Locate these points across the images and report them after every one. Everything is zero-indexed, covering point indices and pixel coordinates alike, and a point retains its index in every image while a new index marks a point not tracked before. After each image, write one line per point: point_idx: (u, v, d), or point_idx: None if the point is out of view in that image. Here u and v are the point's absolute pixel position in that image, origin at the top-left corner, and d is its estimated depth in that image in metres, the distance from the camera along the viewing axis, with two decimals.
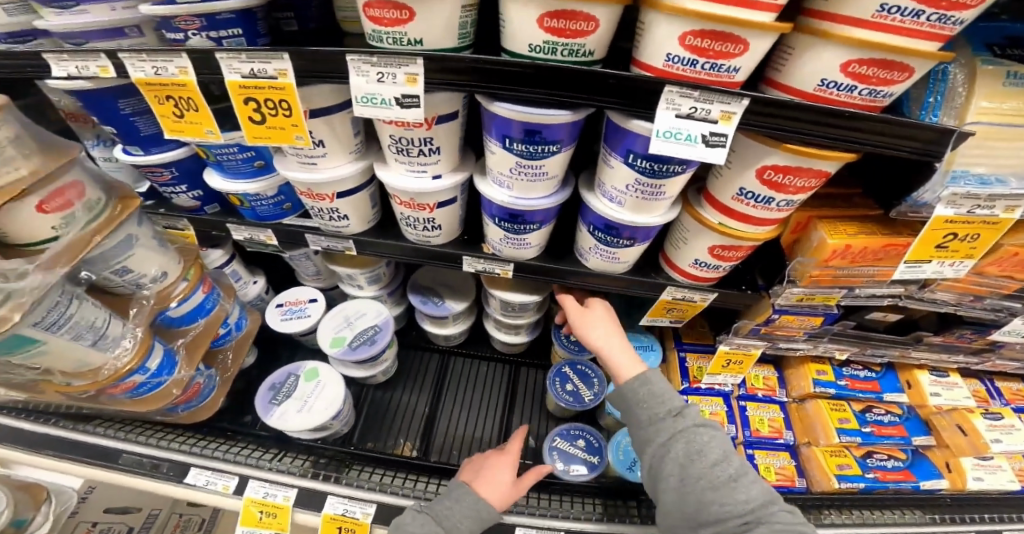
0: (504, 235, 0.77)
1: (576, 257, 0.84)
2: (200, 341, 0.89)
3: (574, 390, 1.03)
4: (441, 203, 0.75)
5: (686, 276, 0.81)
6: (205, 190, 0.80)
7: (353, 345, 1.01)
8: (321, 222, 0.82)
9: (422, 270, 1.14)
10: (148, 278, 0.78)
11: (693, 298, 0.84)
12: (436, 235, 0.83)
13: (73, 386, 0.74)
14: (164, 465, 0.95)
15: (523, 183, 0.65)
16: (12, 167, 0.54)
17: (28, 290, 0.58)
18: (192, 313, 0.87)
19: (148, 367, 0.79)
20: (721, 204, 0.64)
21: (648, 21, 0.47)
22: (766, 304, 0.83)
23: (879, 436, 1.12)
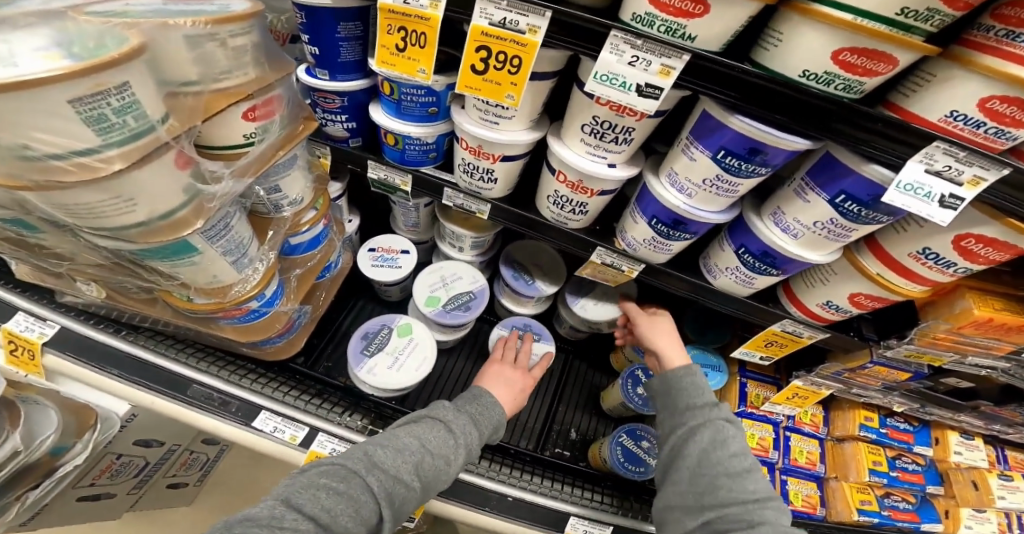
0: (651, 236, 0.78)
1: (704, 271, 0.86)
2: (308, 276, 0.89)
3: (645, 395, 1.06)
4: (603, 192, 0.75)
5: (805, 313, 0.84)
6: (359, 123, 0.84)
7: (449, 309, 1.01)
8: (465, 178, 0.84)
9: (517, 244, 1.17)
10: (288, 201, 0.75)
11: (801, 333, 0.88)
12: (577, 219, 0.83)
13: (194, 304, 0.71)
14: (233, 405, 0.85)
15: (708, 194, 0.66)
16: (243, 72, 0.55)
17: (218, 195, 0.57)
18: (308, 242, 0.85)
19: (264, 296, 0.77)
20: (889, 258, 0.66)
21: (944, 76, 0.45)
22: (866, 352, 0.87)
23: (902, 480, 1.22)
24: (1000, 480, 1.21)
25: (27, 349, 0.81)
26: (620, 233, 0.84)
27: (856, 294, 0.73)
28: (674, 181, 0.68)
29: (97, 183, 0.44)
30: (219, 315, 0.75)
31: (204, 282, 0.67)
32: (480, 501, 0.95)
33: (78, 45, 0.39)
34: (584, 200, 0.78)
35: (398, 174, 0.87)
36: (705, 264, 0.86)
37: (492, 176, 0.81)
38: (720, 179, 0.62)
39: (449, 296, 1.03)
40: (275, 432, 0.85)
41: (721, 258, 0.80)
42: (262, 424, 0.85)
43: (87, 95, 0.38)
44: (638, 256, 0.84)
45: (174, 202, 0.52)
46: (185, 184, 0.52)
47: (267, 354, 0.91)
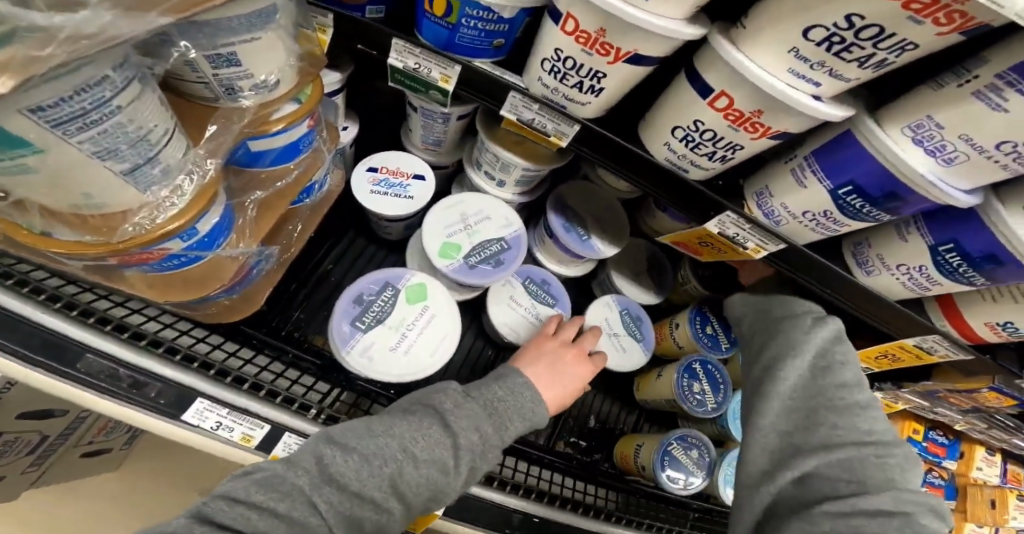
0: (820, 211, 0.52)
1: (851, 261, 0.61)
2: (278, 203, 0.56)
3: (700, 394, 0.89)
4: (779, 134, 0.48)
5: (957, 330, 0.62)
6: None
7: (475, 264, 0.72)
8: (553, 83, 0.54)
9: (570, 183, 0.86)
10: (250, 82, 0.42)
11: (933, 350, 0.67)
12: (709, 167, 0.56)
13: (61, 242, 0.40)
14: (151, 389, 0.59)
15: (987, 162, 0.40)
16: None
17: (86, 44, 0.25)
18: (282, 152, 0.52)
19: (196, 232, 0.45)
20: None
21: None
22: (992, 384, 0.70)
23: (928, 495, 1.06)
24: None
25: None
26: (758, 195, 0.58)
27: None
28: (931, 141, 0.41)
29: None
30: (112, 259, 0.44)
31: (69, 206, 0.36)
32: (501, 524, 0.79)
33: None
34: (740, 144, 0.50)
35: (438, 70, 0.55)
36: (854, 253, 0.60)
37: (600, 84, 0.51)
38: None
39: (473, 245, 0.73)
40: (219, 430, 0.63)
41: (895, 252, 0.55)
42: (197, 419, 0.61)
43: None
44: (783, 236, 0.58)
45: None
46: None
47: (209, 316, 0.61)
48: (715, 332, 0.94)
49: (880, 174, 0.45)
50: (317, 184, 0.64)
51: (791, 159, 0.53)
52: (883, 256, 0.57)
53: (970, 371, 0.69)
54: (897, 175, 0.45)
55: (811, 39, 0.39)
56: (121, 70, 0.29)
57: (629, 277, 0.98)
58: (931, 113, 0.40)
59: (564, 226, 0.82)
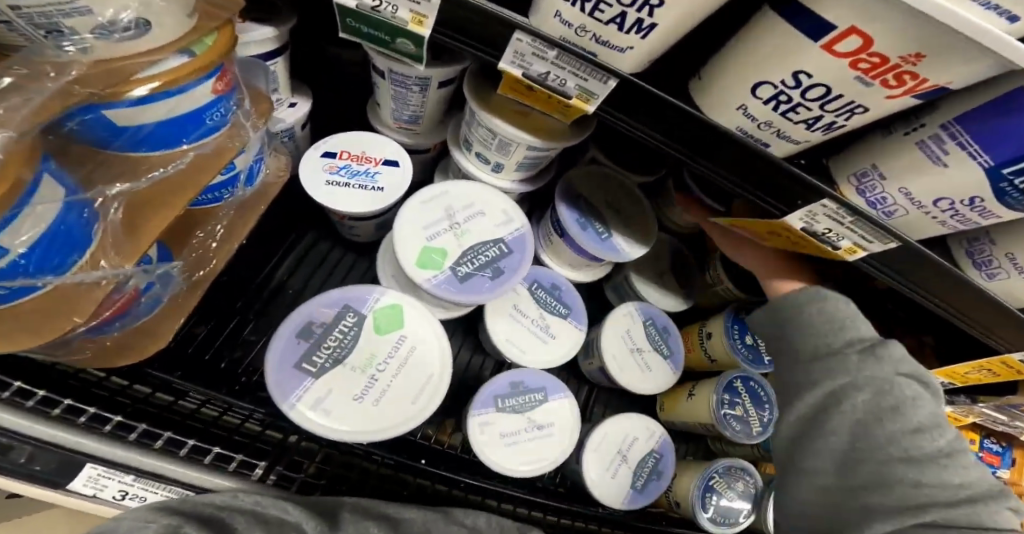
0: (954, 207, 0.42)
1: (965, 262, 0.53)
2: (173, 198, 0.41)
3: (743, 416, 0.87)
4: (926, 90, 0.32)
5: None
6: None
7: (466, 276, 0.55)
8: (567, 17, 0.35)
9: (584, 169, 0.72)
10: None
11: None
12: (797, 139, 0.40)
13: None
14: (23, 453, 0.46)
15: None
16: None
17: None
18: (176, 127, 0.38)
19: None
20: None
21: None
22: None
23: None
24: None
25: None
26: (859, 175, 0.46)
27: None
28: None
29: None
30: None
31: None
32: None
33: None
34: (864, 105, 0.34)
35: (407, 7, 0.39)
36: (971, 251, 0.52)
37: (652, 18, 0.33)
38: None
39: (463, 249, 0.56)
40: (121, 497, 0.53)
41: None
42: (90, 486, 0.51)
43: None
44: (895, 233, 0.46)
45: None
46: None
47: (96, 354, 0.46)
48: (754, 342, 0.88)
49: None
50: (246, 170, 0.49)
51: (914, 129, 0.40)
52: (1014, 256, 0.48)
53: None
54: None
55: None
56: None
57: (653, 282, 0.87)
58: None
59: (578, 223, 0.68)
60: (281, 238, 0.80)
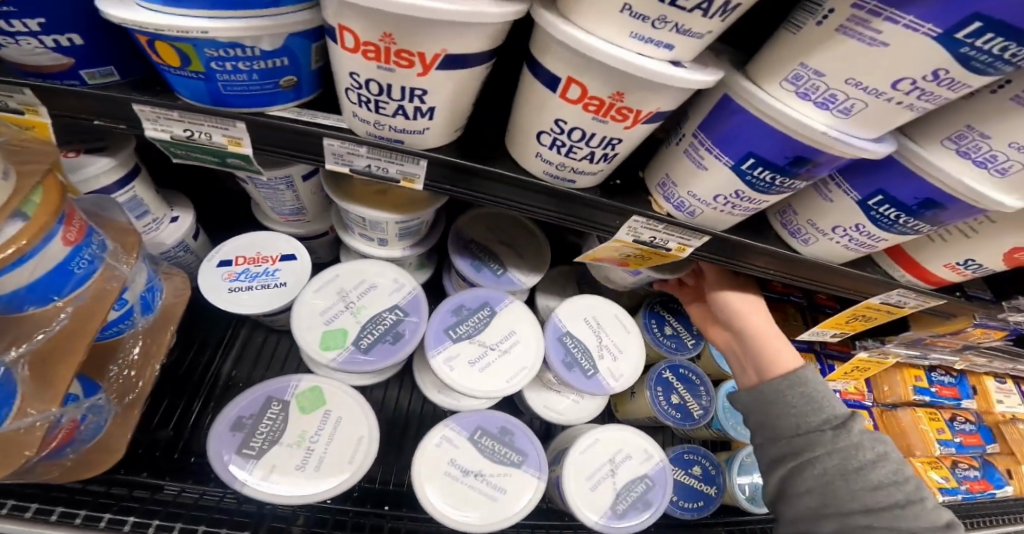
0: (727, 194, 0.45)
1: (782, 232, 0.55)
2: (72, 348, 0.46)
3: (681, 403, 0.83)
4: (654, 117, 0.39)
5: (921, 277, 0.60)
6: (89, 36, 0.35)
7: (369, 347, 0.61)
8: (370, 121, 0.41)
9: (472, 215, 0.76)
10: None
11: (904, 302, 0.65)
12: (591, 173, 0.47)
13: None
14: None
15: (888, 111, 0.33)
16: None
17: None
18: (49, 284, 0.44)
19: None
20: (917, 267, 0.58)
21: None
22: (963, 319, 0.71)
23: (967, 446, 1.11)
24: None
25: None
26: (661, 187, 0.50)
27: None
28: (817, 93, 0.33)
29: None
30: None
31: None
32: None
33: None
34: (615, 136, 0.40)
35: (218, 132, 0.42)
36: (782, 223, 0.54)
37: (427, 104, 0.39)
38: (934, 77, 0.29)
39: (362, 323, 0.62)
40: None
41: (824, 216, 0.49)
42: None
43: None
44: (706, 228, 0.51)
45: None
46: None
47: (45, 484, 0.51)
48: (676, 330, 0.87)
49: (781, 140, 0.37)
50: (139, 302, 0.56)
51: (680, 139, 0.45)
52: (814, 220, 0.51)
53: (954, 314, 0.69)
54: (795, 137, 0.36)
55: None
56: None
57: None
58: (805, 60, 0.33)
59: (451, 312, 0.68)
60: (214, 337, 0.82)
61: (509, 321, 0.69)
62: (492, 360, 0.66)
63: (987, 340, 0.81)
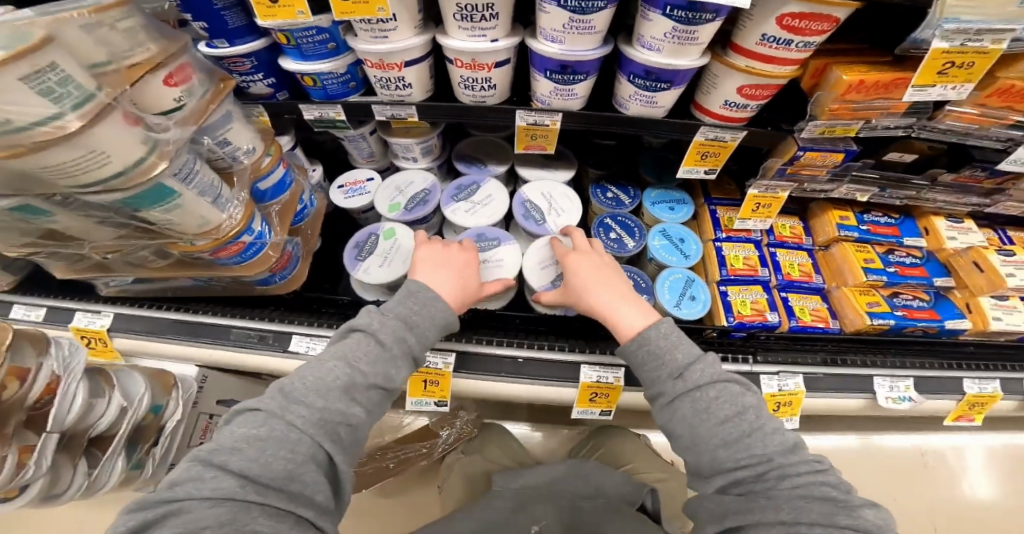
0: (553, 88, 0.91)
1: (616, 106, 0.99)
2: (286, 216, 0.93)
3: (617, 237, 1.21)
4: (497, 63, 0.86)
5: (717, 118, 0.97)
6: (277, 77, 0.88)
7: (411, 207, 1.09)
8: (387, 93, 0.90)
9: (465, 140, 1.22)
10: (243, 150, 0.81)
11: (724, 137, 1.01)
12: (491, 95, 0.94)
13: (194, 248, 0.77)
14: (270, 337, 0.97)
15: (573, 36, 0.78)
16: (142, 47, 0.62)
17: (171, 141, 0.64)
18: (277, 188, 0.91)
19: (254, 229, 0.82)
20: (710, 112, 0.97)
21: None
22: (791, 143, 1.01)
23: (903, 275, 1.27)
24: (1000, 256, 1.24)
25: (97, 339, 0.98)
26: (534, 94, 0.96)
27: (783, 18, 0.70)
28: (550, 37, 0.80)
29: (63, 141, 0.50)
30: (219, 254, 0.80)
31: (196, 226, 0.73)
32: (495, 368, 1.08)
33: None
34: (489, 76, 0.89)
35: (328, 109, 0.92)
36: (615, 101, 0.98)
37: (408, 82, 0.88)
38: (574, 17, 0.74)
39: (408, 199, 1.10)
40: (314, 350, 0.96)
41: (621, 90, 0.94)
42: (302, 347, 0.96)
43: (32, 74, 0.45)
44: (554, 108, 0.97)
45: (138, 154, 0.58)
46: (141, 136, 0.58)
47: (281, 289, 0.99)
48: (615, 195, 1.29)
49: (551, 60, 0.84)
50: (309, 204, 1.04)
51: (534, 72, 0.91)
52: (621, 96, 0.95)
53: (773, 143, 1.01)
54: (551, 58, 0.83)
55: (460, 17, 0.77)
56: (182, 168, 0.66)
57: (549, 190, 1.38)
58: (541, 24, 0.79)
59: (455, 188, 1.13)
60: None
61: (490, 188, 1.13)
62: (480, 209, 1.10)
63: (838, 164, 1.10)
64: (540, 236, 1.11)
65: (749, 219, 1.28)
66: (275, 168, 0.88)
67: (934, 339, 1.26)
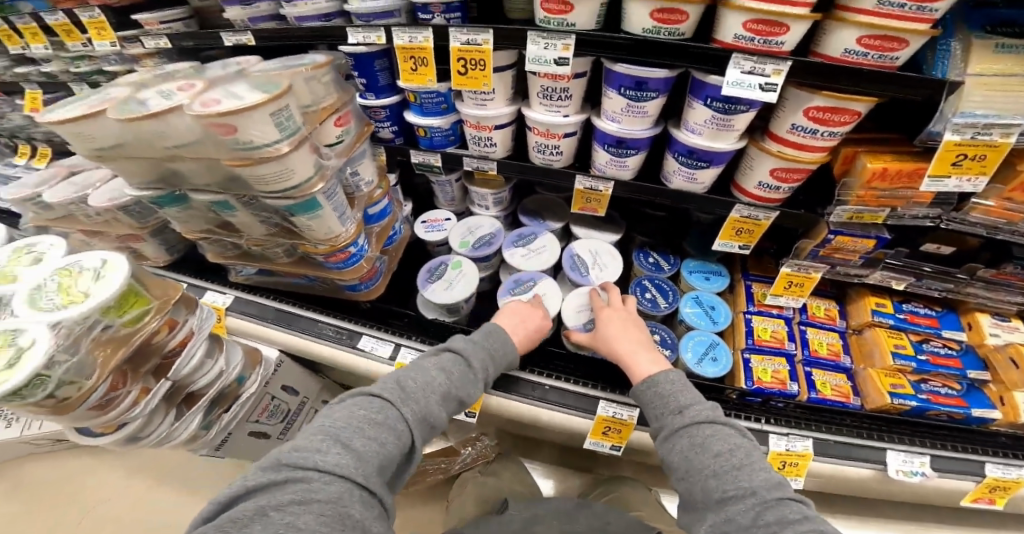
0: (609, 158, 1.07)
1: (661, 179, 1.14)
2: (382, 237, 1.12)
3: (652, 297, 1.31)
4: (566, 134, 1.05)
5: (753, 197, 1.07)
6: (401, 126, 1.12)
7: (479, 246, 1.24)
8: (476, 148, 1.11)
9: (531, 198, 1.41)
10: (364, 181, 1.02)
11: (758, 216, 1.09)
12: (558, 159, 1.13)
13: (315, 249, 0.98)
14: (347, 336, 1.15)
15: (630, 118, 0.96)
16: (326, 97, 0.89)
17: (331, 168, 0.89)
18: (378, 215, 1.10)
19: (359, 243, 1.02)
20: (747, 191, 1.06)
21: (722, 15, 0.76)
22: (823, 225, 1.10)
23: (935, 364, 1.27)
24: None
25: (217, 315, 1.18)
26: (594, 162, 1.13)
27: (809, 110, 0.82)
28: (611, 116, 0.98)
29: (275, 158, 0.76)
30: (329, 258, 1.00)
31: (323, 233, 0.94)
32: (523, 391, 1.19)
33: (265, 86, 0.74)
34: (558, 144, 1.08)
35: (429, 157, 1.14)
36: (661, 175, 1.13)
37: (495, 143, 1.09)
38: (631, 101, 0.93)
39: (477, 239, 1.26)
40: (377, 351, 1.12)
41: (668, 165, 1.08)
42: (369, 347, 1.12)
43: (275, 111, 0.72)
44: (608, 175, 1.12)
45: (308, 174, 0.83)
46: (314, 163, 0.84)
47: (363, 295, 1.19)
48: (656, 260, 1.41)
49: (609, 134, 1.01)
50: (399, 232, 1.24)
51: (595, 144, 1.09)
52: (669, 170, 1.08)
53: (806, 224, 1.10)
54: (608, 132, 1.01)
55: (543, 96, 0.98)
56: (331, 193, 0.90)
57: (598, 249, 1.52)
58: (604, 106, 0.97)
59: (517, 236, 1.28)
60: None
61: (548, 239, 1.28)
62: (535, 255, 1.24)
63: (871, 250, 1.16)
64: (582, 285, 1.23)
65: (783, 296, 1.35)
66: (382, 200, 1.08)
67: (961, 426, 1.25)
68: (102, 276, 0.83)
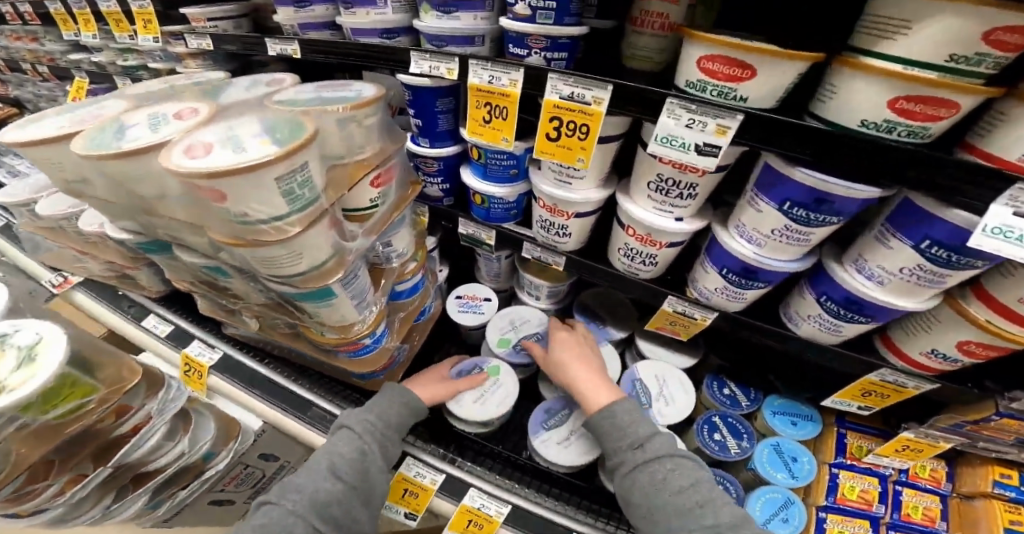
0: (723, 286, 0.75)
1: (784, 319, 0.81)
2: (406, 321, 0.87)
3: (721, 440, 0.96)
4: (672, 243, 0.74)
5: (907, 363, 0.76)
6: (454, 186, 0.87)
7: (520, 347, 0.97)
8: (543, 234, 0.83)
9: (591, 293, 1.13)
10: (396, 252, 0.78)
11: (905, 384, 0.78)
12: (647, 270, 0.79)
13: (319, 336, 0.74)
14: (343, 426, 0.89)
15: (778, 244, 0.64)
16: (362, 148, 0.64)
17: (355, 248, 0.65)
18: (409, 291, 0.86)
19: (376, 334, 0.77)
20: (906, 356, 0.75)
21: (1018, 119, 0.43)
22: (992, 407, 0.79)
23: None
24: None
25: (197, 371, 0.95)
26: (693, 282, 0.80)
27: None
28: (747, 235, 0.66)
29: (281, 242, 0.52)
30: (336, 348, 0.76)
31: (334, 320, 0.70)
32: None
33: (279, 132, 0.50)
34: (653, 253, 0.75)
35: (482, 232, 0.88)
36: (784, 313, 0.81)
37: (570, 233, 0.80)
38: (788, 227, 0.61)
39: (520, 337, 0.98)
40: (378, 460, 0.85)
41: (801, 305, 0.77)
42: None
43: (285, 174, 0.48)
44: (713, 305, 0.79)
45: (324, 257, 0.59)
46: (334, 242, 0.60)
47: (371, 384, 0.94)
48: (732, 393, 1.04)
49: (736, 259, 0.69)
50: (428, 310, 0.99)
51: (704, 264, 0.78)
52: (800, 311, 0.77)
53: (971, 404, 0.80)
54: (737, 256, 0.69)
55: (654, 189, 0.68)
56: (351, 279, 0.66)
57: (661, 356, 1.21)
58: (739, 218, 0.66)
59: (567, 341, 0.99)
60: None
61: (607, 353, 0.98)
62: None
63: None
64: None
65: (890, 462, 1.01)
66: (416, 275, 0.84)
67: None
68: (32, 359, 0.60)
